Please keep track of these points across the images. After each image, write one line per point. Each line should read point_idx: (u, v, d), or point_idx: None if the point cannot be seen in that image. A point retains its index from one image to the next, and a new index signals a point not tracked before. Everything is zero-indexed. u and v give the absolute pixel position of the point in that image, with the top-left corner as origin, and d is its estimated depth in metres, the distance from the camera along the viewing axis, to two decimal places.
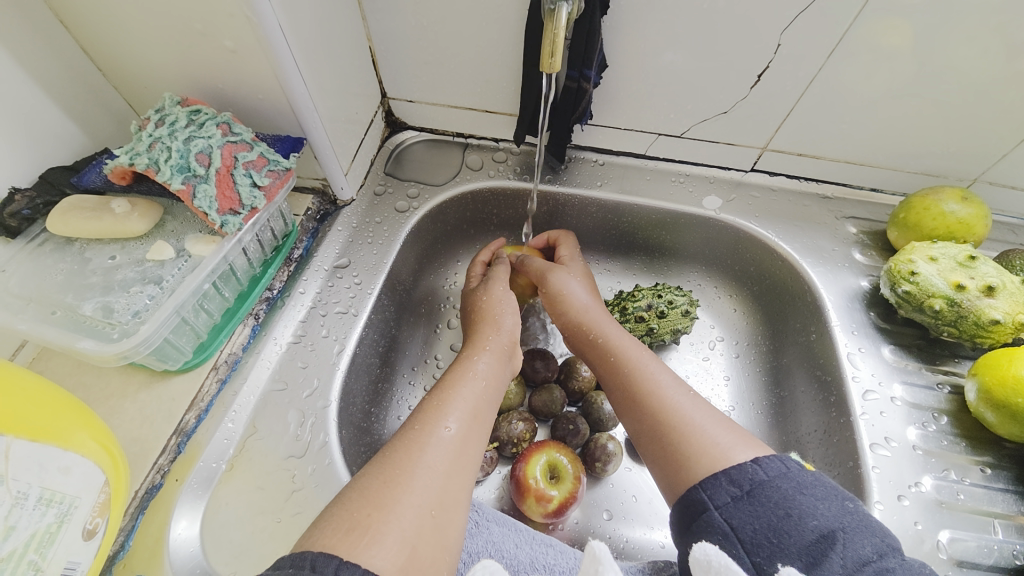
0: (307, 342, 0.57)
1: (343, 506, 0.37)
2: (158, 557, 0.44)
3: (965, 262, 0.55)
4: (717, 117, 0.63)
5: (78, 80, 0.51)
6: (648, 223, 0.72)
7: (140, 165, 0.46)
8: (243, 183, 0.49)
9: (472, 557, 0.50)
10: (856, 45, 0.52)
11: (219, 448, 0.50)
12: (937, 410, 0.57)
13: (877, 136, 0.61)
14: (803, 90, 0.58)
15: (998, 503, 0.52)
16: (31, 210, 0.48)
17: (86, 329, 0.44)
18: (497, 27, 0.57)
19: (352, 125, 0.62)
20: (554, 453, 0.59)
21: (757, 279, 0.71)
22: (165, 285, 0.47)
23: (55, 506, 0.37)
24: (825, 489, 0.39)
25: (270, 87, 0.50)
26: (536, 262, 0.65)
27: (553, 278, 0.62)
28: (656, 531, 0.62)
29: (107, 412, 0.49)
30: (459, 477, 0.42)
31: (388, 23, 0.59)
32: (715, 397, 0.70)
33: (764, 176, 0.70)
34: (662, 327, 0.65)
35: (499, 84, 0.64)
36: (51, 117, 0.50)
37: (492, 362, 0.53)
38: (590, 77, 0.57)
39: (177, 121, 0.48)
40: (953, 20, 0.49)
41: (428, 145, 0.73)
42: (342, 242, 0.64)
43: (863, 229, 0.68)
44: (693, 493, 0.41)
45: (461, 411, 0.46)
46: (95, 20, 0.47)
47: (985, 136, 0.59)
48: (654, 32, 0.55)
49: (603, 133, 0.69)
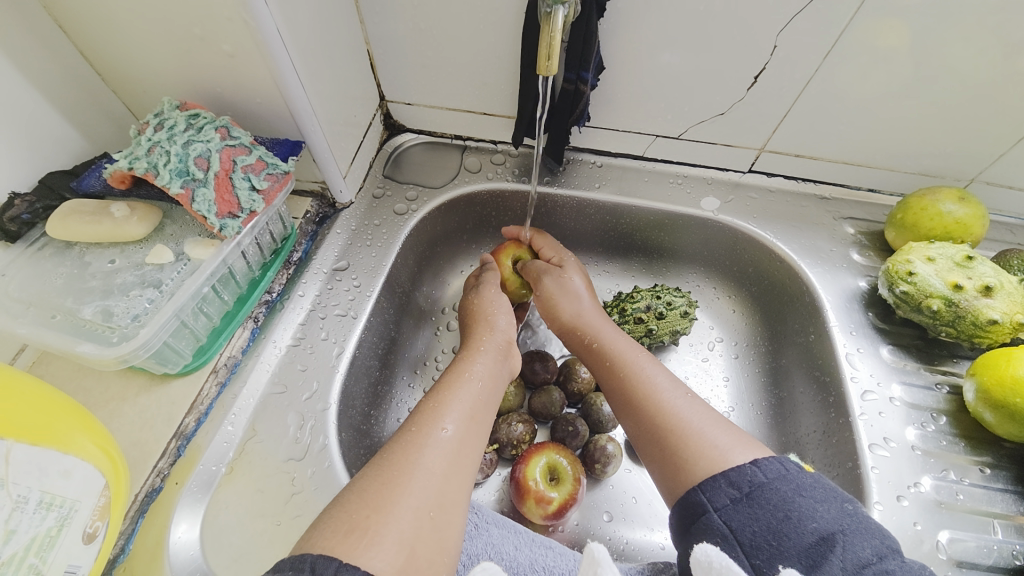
0: (306, 345, 0.57)
1: (342, 508, 0.37)
2: (158, 560, 0.44)
3: (963, 262, 0.55)
4: (714, 118, 0.63)
5: (77, 85, 0.51)
6: (646, 224, 0.72)
7: (139, 169, 0.46)
8: (242, 186, 0.49)
9: (472, 559, 0.50)
10: (853, 46, 0.52)
11: (219, 451, 0.50)
12: (936, 410, 0.57)
13: (874, 137, 0.62)
14: (800, 92, 0.58)
15: (997, 503, 0.52)
16: (31, 214, 0.48)
17: (86, 333, 0.44)
18: (496, 29, 0.57)
19: (351, 128, 0.63)
20: (552, 454, 0.60)
21: (756, 279, 0.71)
22: (164, 289, 0.47)
23: (55, 510, 0.37)
24: (825, 491, 0.39)
25: (269, 91, 0.51)
26: (533, 263, 0.65)
27: (547, 281, 0.62)
28: (656, 532, 0.62)
29: (107, 415, 0.49)
30: (458, 478, 0.42)
31: (386, 26, 0.59)
32: (714, 397, 0.70)
33: (762, 177, 0.70)
34: (661, 327, 0.65)
35: (497, 86, 0.64)
36: (50, 122, 0.50)
37: (489, 363, 0.53)
38: (587, 79, 0.57)
39: (176, 126, 0.48)
40: (949, 21, 0.49)
41: (427, 147, 0.73)
42: (341, 244, 0.64)
43: (861, 229, 0.68)
44: (692, 496, 0.41)
45: (459, 412, 0.46)
46: (94, 25, 0.47)
47: (982, 136, 0.59)
48: (652, 34, 0.55)
49: (601, 135, 0.69)
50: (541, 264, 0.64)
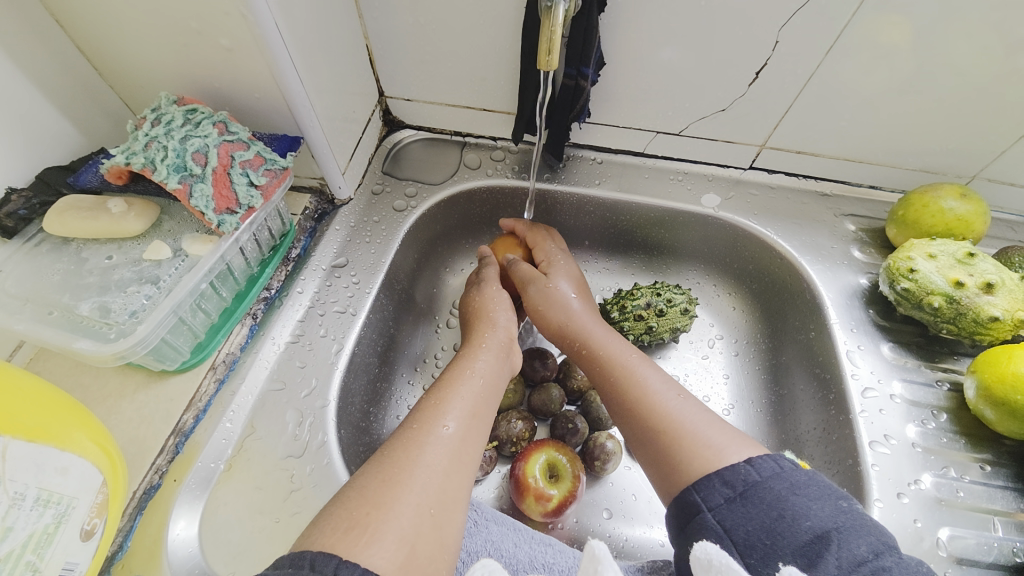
0: (306, 342, 0.57)
1: (342, 505, 0.37)
2: (156, 557, 0.44)
3: (964, 259, 0.55)
4: (715, 115, 0.63)
5: (74, 79, 0.51)
6: (646, 221, 0.72)
7: (136, 164, 0.45)
8: (240, 182, 0.49)
9: (472, 556, 0.50)
10: (855, 42, 0.52)
11: (218, 448, 0.50)
12: (936, 408, 0.56)
13: (876, 134, 0.61)
14: (801, 88, 0.57)
15: (998, 500, 0.52)
16: (28, 209, 0.47)
17: (84, 329, 0.44)
18: (496, 24, 0.57)
19: (350, 124, 0.62)
20: (552, 451, 0.59)
21: (757, 277, 0.71)
22: (162, 285, 0.47)
23: (53, 506, 0.37)
24: (819, 489, 0.38)
25: (268, 86, 0.50)
26: (519, 266, 0.63)
27: (531, 290, 0.62)
28: (656, 529, 0.62)
29: (105, 412, 0.49)
30: (458, 475, 0.42)
31: (385, 21, 0.59)
32: (714, 395, 0.70)
33: (763, 173, 0.70)
34: (660, 325, 0.65)
35: (497, 82, 0.64)
36: (48, 117, 0.49)
37: (491, 360, 0.53)
38: (588, 74, 0.56)
39: (174, 121, 0.48)
40: (952, 17, 0.49)
41: (426, 144, 0.73)
42: (341, 241, 0.64)
43: (862, 226, 0.68)
44: (687, 495, 0.41)
45: (460, 410, 0.46)
46: (90, 19, 0.47)
47: (983, 133, 0.59)
48: (653, 29, 0.55)
49: (601, 131, 0.69)
50: (526, 270, 0.63)
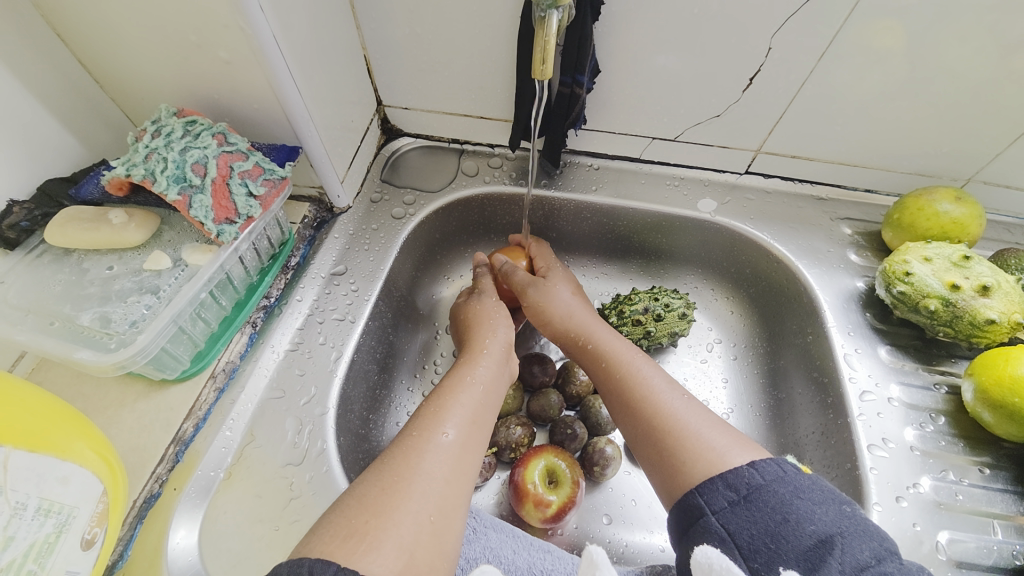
0: (305, 349, 0.57)
1: (341, 513, 0.37)
2: (156, 566, 0.44)
3: (959, 262, 0.55)
4: (711, 120, 0.63)
5: (76, 93, 0.52)
6: (644, 227, 0.72)
7: (136, 175, 0.46)
8: (239, 192, 0.50)
9: (471, 563, 0.50)
10: (848, 47, 0.53)
11: (218, 456, 0.50)
12: (935, 411, 0.56)
13: (871, 137, 0.62)
14: (795, 94, 0.58)
15: (997, 503, 0.52)
16: (30, 221, 0.48)
17: (85, 340, 0.44)
18: (491, 33, 0.57)
19: (348, 132, 0.63)
20: (552, 457, 0.60)
21: (754, 281, 0.71)
22: (162, 295, 0.48)
23: (54, 516, 0.37)
24: (823, 493, 0.39)
25: (266, 98, 0.51)
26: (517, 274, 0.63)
27: (530, 292, 0.62)
28: (656, 534, 0.62)
29: (106, 422, 0.50)
30: (458, 483, 0.42)
31: (382, 31, 0.60)
32: (713, 399, 0.70)
33: (759, 178, 0.70)
34: (659, 330, 0.65)
35: (494, 91, 0.64)
36: (49, 130, 0.50)
37: (492, 368, 0.53)
38: (583, 82, 0.57)
39: (174, 132, 0.49)
40: (944, 21, 0.49)
41: (424, 152, 0.74)
42: (339, 249, 0.65)
43: (858, 229, 0.68)
44: (690, 498, 0.41)
45: (460, 417, 0.46)
46: (92, 34, 0.48)
47: (977, 136, 0.59)
48: (647, 37, 0.55)
49: (598, 137, 0.69)
50: (525, 275, 0.63)
